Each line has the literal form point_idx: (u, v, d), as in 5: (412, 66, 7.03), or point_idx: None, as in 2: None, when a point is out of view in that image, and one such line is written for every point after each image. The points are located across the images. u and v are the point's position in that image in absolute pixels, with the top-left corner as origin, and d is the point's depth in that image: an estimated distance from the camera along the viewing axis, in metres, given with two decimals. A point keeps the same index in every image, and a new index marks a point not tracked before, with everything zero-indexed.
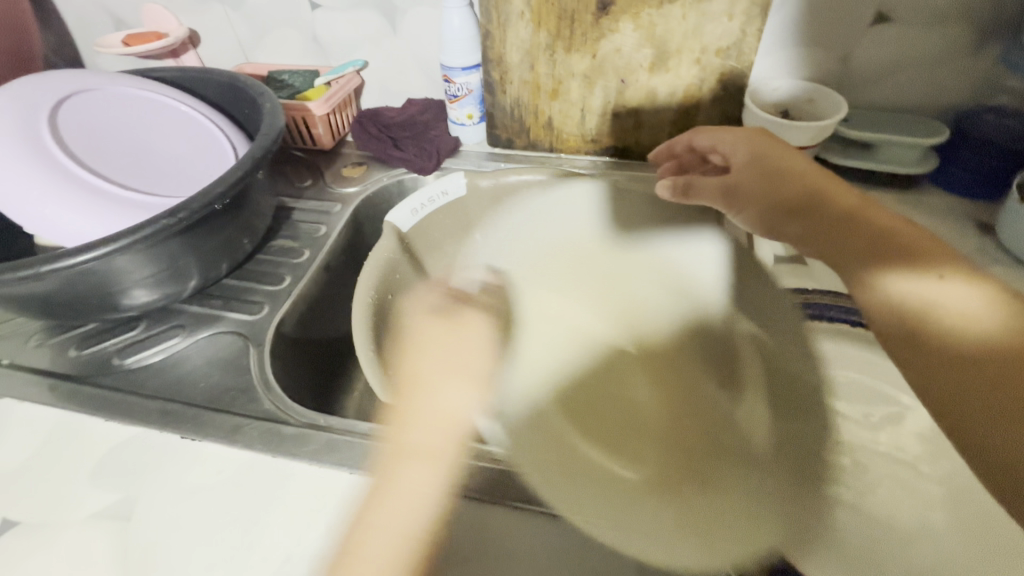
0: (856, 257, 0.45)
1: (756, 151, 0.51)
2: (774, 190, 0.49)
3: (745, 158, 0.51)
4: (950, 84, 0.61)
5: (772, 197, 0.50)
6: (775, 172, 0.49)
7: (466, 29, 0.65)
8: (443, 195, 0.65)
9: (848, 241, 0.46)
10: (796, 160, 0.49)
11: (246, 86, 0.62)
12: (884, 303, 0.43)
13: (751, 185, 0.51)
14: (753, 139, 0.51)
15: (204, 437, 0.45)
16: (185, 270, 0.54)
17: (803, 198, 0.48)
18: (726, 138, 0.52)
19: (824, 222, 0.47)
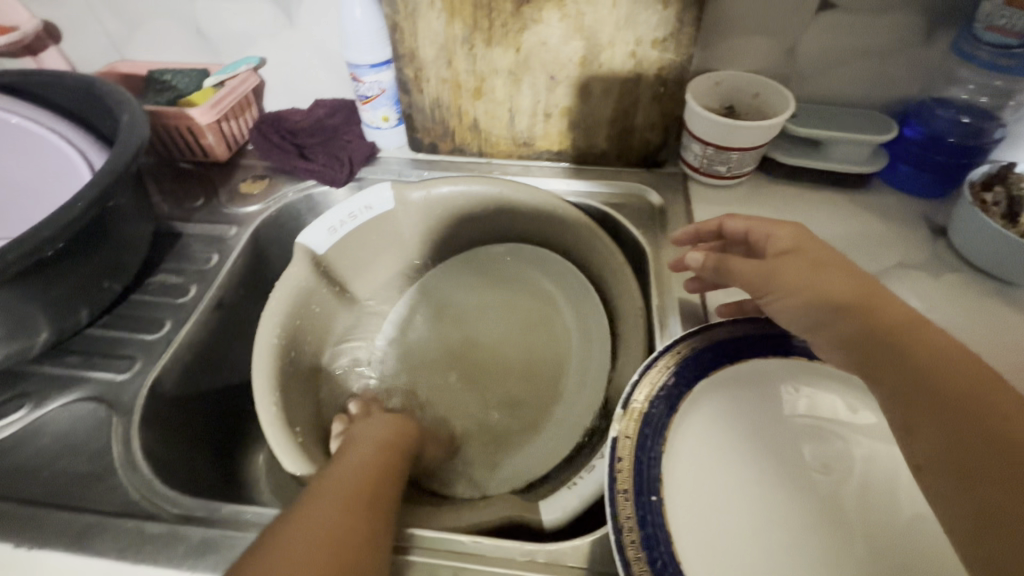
0: (890, 353, 0.32)
1: (797, 241, 0.39)
2: (818, 276, 0.36)
3: (788, 247, 0.38)
4: (899, 75, 0.57)
5: (818, 286, 0.35)
6: (809, 256, 0.37)
7: (370, 20, 0.56)
8: (366, 209, 0.56)
9: (879, 334, 0.32)
10: (830, 254, 0.37)
11: (104, 92, 0.52)
12: (919, 400, 0.30)
13: (797, 269, 0.37)
14: (796, 230, 0.39)
15: (43, 544, 0.36)
16: (22, 327, 0.44)
17: (850, 295, 0.34)
18: (762, 228, 0.41)
19: (868, 320, 0.33)
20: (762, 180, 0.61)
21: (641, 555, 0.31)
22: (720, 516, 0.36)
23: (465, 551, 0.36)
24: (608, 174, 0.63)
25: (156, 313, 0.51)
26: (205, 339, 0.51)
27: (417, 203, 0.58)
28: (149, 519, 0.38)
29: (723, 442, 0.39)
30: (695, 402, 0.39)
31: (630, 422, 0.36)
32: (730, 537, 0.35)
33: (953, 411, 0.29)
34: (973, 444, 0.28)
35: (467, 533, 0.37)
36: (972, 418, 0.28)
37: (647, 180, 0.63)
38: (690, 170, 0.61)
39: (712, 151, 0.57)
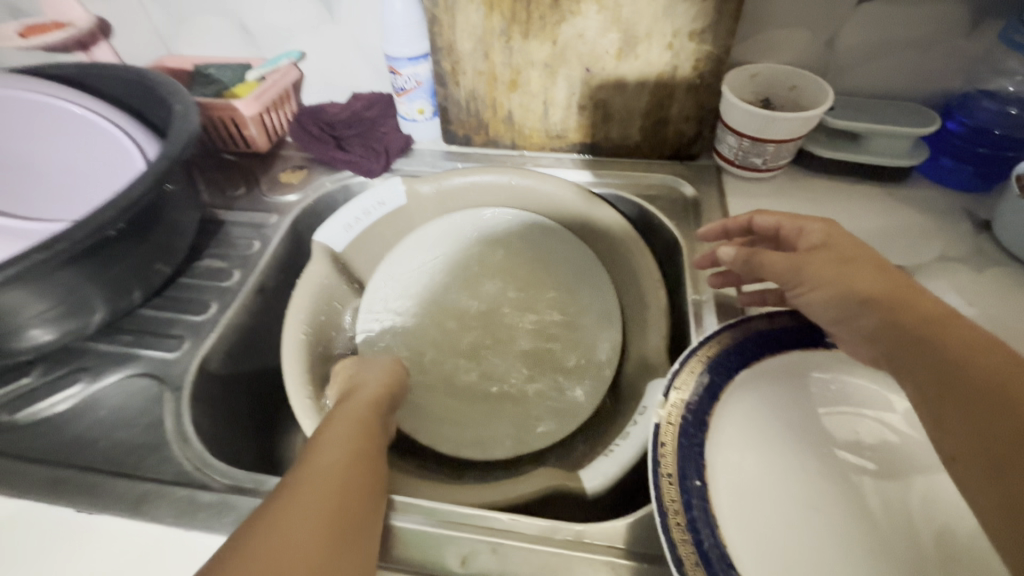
0: (916, 348, 0.32)
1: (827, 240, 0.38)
2: (846, 271, 0.36)
3: (818, 243, 0.38)
4: (942, 67, 0.56)
5: (845, 280, 0.35)
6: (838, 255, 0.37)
7: (410, 13, 0.57)
8: (379, 205, 0.57)
9: (905, 331, 0.33)
10: (865, 252, 0.37)
11: (155, 83, 0.54)
12: (942, 393, 0.30)
13: (824, 264, 0.37)
14: (826, 226, 0.39)
15: (102, 509, 0.38)
16: (82, 305, 0.46)
17: (876, 290, 0.34)
18: (788, 226, 0.40)
19: (901, 314, 0.33)
20: (798, 173, 0.61)
21: (688, 538, 0.31)
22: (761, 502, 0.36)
23: (504, 529, 0.36)
24: (640, 167, 0.64)
25: (202, 296, 0.53)
26: (249, 321, 0.53)
27: (431, 196, 0.59)
28: (200, 489, 0.39)
29: (766, 429, 0.39)
30: (737, 388, 0.39)
31: (671, 407, 0.37)
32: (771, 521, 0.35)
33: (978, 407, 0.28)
34: (998, 442, 0.27)
35: (506, 512, 0.37)
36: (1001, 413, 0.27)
37: (680, 173, 0.63)
38: (725, 162, 0.61)
39: (748, 143, 0.57)
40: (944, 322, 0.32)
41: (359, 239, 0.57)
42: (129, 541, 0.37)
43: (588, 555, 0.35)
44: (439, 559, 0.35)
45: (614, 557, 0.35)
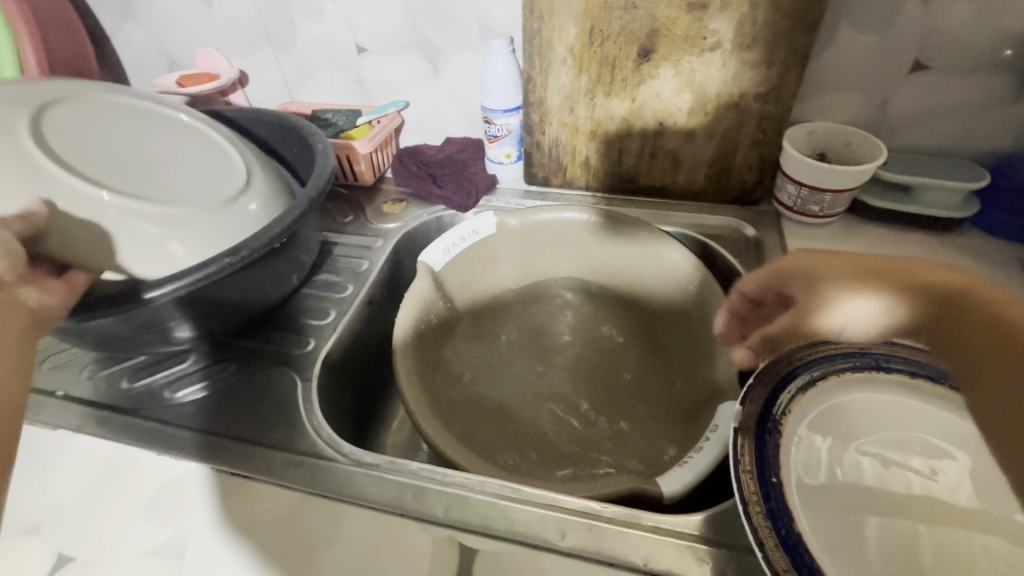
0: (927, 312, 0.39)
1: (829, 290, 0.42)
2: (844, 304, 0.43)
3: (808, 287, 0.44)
4: (988, 130, 0.61)
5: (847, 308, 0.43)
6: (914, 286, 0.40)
7: (508, 73, 0.67)
8: (474, 233, 0.67)
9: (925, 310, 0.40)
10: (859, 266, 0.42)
11: (298, 128, 0.65)
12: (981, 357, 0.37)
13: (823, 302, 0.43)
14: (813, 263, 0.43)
15: (255, 474, 0.46)
16: (237, 305, 0.55)
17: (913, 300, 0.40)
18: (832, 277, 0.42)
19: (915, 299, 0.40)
20: (853, 221, 0.66)
21: (768, 524, 0.36)
22: (831, 495, 0.41)
23: (599, 515, 0.41)
24: (704, 210, 0.70)
25: (321, 304, 0.62)
26: (358, 329, 0.61)
27: (518, 228, 0.68)
28: (330, 463, 0.46)
29: (837, 430, 0.45)
30: (807, 399, 0.45)
31: (748, 411, 0.42)
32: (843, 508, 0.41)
33: None
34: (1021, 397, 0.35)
35: (596, 501, 0.42)
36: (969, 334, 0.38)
37: (742, 216, 0.69)
38: (784, 208, 0.67)
39: (807, 191, 0.63)
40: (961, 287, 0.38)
41: (449, 265, 0.65)
42: (274, 500, 0.44)
43: (672, 541, 0.40)
44: (540, 535, 0.40)
45: (697, 544, 0.39)
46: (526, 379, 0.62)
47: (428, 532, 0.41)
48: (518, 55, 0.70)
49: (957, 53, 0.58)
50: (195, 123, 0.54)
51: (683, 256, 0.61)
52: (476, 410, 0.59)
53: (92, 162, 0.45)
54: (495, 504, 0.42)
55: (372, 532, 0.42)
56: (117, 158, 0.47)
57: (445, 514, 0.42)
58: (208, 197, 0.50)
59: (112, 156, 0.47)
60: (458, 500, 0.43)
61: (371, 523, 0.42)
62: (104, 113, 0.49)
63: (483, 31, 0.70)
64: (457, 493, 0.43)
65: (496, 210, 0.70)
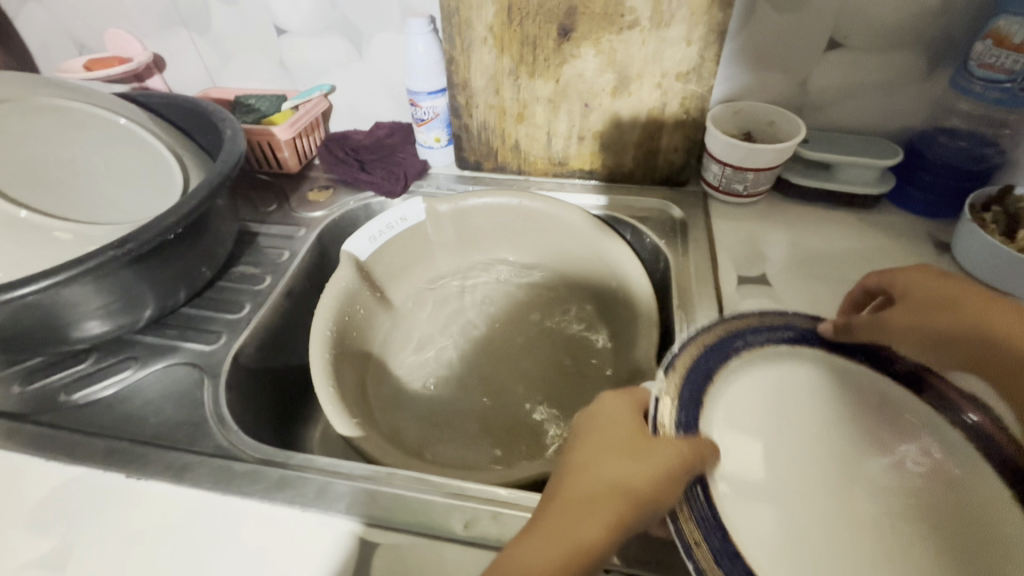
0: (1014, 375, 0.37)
1: (912, 313, 0.41)
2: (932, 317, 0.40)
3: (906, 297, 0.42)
4: (903, 107, 0.62)
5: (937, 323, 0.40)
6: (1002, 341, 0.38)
7: (430, 54, 0.65)
8: (401, 220, 0.65)
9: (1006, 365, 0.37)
10: (972, 299, 0.39)
11: (210, 113, 0.62)
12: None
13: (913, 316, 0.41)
14: (921, 273, 0.42)
15: (149, 476, 0.43)
16: (137, 300, 0.52)
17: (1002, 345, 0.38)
18: (924, 311, 0.40)
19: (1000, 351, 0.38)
20: (778, 200, 0.67)
21: None
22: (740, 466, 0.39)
23: (505, 501, 0.41)
24: (634, 192, 0.70)
25: (237, 297, 0.60)
26: (276, 322, 0.59)
27: (448, 214, 0.66)
28: (234, 461, 0.44)
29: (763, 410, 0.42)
30: (738, 367, 0.42)
31: (672, 384, 0.39)
32: (776, 485, 0.38)
33: None
34: None
35: (504, 488, 0.42)
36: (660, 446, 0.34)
37: (671, 197, 0.68)
38: (711, 188, 0.67)
39: (730, 171, 0.63)
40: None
41: (374, 253, 0.63)
42: (172, 502, 0.42)
43: None
44: (445, 525, 0.40)
45: None
46: (455, 368, 0.61)
47: (329, 527, 0.40)
48: (441, 35, 0.68)
49: (869, 31, 0.58)
50: (134, 127, 0.57)
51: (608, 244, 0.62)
52: (401, 401, 0.58)
53: (12, 179, 0.48)
54: (402, 496, 0.41)
55: (272, 530, 0.40)
56: (42, 173, 0.50)
57: (348, 509, 0.41)
58: (133, 216, 0.53)
59: (34, 172, 0.49)
60: (363, 493, 0.41)
61: (268, 523, 0.40)
62: (37, 123, 0.52)
63: (404, 10, 0.67)
64: (363, 486, 0.42)
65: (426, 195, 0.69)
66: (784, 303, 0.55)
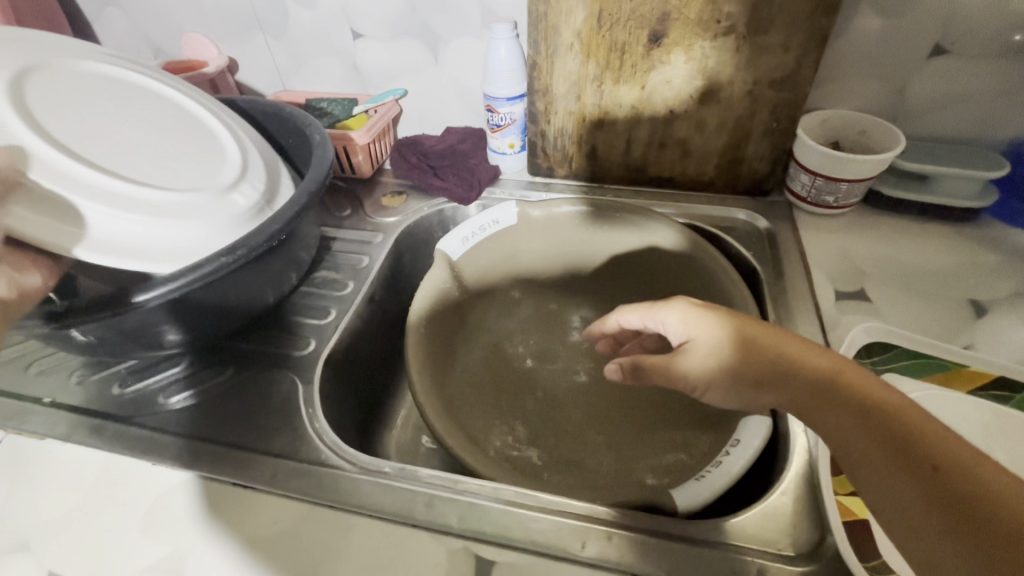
0: (823, 412, 0.37)
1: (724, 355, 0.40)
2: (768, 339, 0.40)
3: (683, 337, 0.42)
4: (1008, 117, 0.60)
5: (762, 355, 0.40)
6: (744, 342, 0.40)
7: (511, 60, 0.64)
8: (494, 223, 0.65)
9: (802, 395, 0.38)
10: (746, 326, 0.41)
11: (294, 117, 0.63)
12: (864, 427, 0.35)
13: (712, 363, 0.40)
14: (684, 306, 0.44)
15: (256, 484, 0.44)
16: (234, 304, 0.52)
17: (768, 368, 0.39)
18: (731, 364, 0.40)
19: (801, 388, 0.38)
20: (867, 212, 0.64)
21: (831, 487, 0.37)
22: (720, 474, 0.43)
23: (618, 522, 0.40)
24: (715, 200, 0.68)
25: (321, 302, 0.60)
26: (358, 329, 0.59)
27: (541, 220, 0.66)
28: (336, 472, 0.44)
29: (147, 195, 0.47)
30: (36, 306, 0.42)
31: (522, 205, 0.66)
32: None
33: (950, 513, 0.31)
34: (950, 521, 0.31)
35: (615, 507, 0.41)
36: (911, 450, 0.33)
37: (753, 207, 0.67)
38: (796, 199, 0.65)
39: (821, 181, 0.61)
40: (837, 380, 0.37)
41: (466, 254, 0.64)
42: (281, 511, 0.42)
43: (697, 550, 0.38)
44: (561, 546, 0.39)
45: (729, 554, 0.38)
46: (531, 375, 0.61)
47: (439, 543, 0.40)
48: (521, 41, 0.67)
49: (978, 37, 0.56)
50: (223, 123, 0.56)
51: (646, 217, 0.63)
52: (484, 411, 0.57)
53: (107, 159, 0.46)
54: (511, 513, 0.41)
55: (380, 545, 0.40)
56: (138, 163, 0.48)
57: (457, 524, 0.40)
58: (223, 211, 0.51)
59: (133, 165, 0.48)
60: (474, 509, 0.41)
61: (379, 535, 0.40)
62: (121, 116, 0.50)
63: (485, 14, 0.66)
64: (471, 502, 0.41)
65: (514, 200, 0.69)
66: (885, 321, 0.54)
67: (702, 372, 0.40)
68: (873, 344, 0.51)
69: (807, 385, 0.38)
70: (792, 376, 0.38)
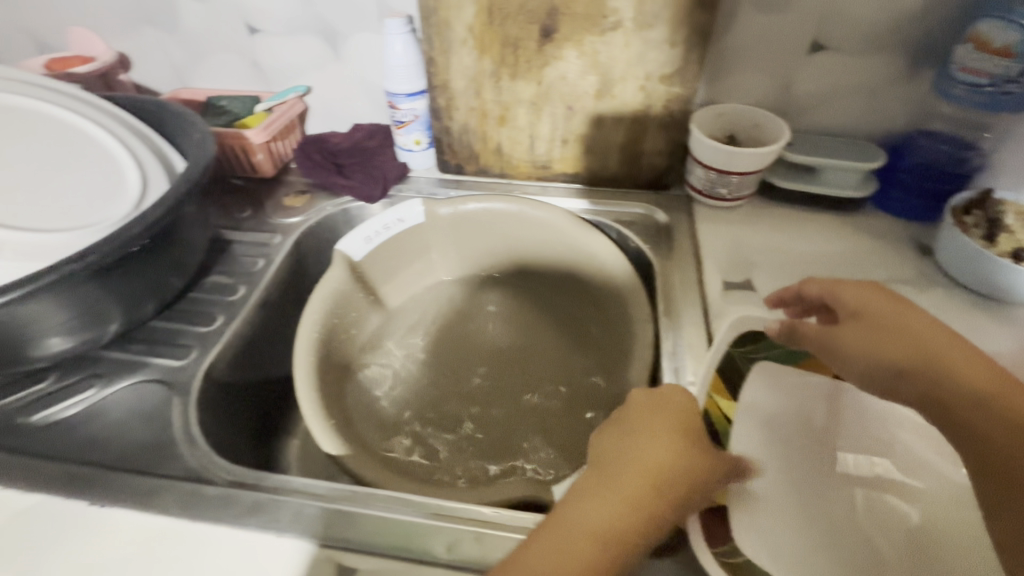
0: (976, 424, 0.34)
1: (861, 336, 0.39)
2: (875, 342, 0.38)
3: (852, 311, 0.40)
4: (887, 111, 0.62)
5: (874, 352, 0.38)
6: (898, 332, 0.38)
7: (407, 55, 0.63)
8: (398, 222, 0.64)
9: (950, 400, 0.35)
10: (886, 307, 0.39)
11: (177, 114, 0.60)
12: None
13: (858, 338, 0.39)
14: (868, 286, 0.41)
15: (114, 502, 0.41)
16: (103, 313, 0.49)
17: (906, 365, 0.37)
18: (866, 346, 0.39)
19: (955, 394, 0.35)
20: (762, 204, 0.66)
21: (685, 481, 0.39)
22: None
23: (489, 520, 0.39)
24: (620, 195, 0.69)
25: (210, 308, 0.57)
26: (249, 334, 0.57)
27: (448, 218, 0.65)
28: (204, 485, 0.42)
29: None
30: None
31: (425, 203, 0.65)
32: None
33: None
34: None
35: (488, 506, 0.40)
36: None
37: (655, 201, 0.68)
38: (695, 192, 0.66)
39: (715, 175, 0.63)
40: (995, 398, 0.34)
41: (370, 254, 0.62)
42: (141, 529, 0.40)
43: None
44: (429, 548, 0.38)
45: None
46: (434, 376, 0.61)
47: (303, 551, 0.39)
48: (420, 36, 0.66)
49: (852, 33, 0.58)
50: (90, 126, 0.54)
51: (545, 210, 0.63)
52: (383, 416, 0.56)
53: None
54: (382, 517, 0.40)
55: (242, 559, 0.38)
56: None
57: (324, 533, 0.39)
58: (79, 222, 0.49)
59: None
60: (343, 516, 0.40)
61: (242, 547, 0.39)
62: None
63: (381, 9, 0.65)
64: (340, 510, 0.40)
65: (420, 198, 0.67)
66: None
67: (848, 350, 0.40)
68: (750, 336, 0.51)
69: (986, 394, 0.34)
70: (941, 384, 0.36)
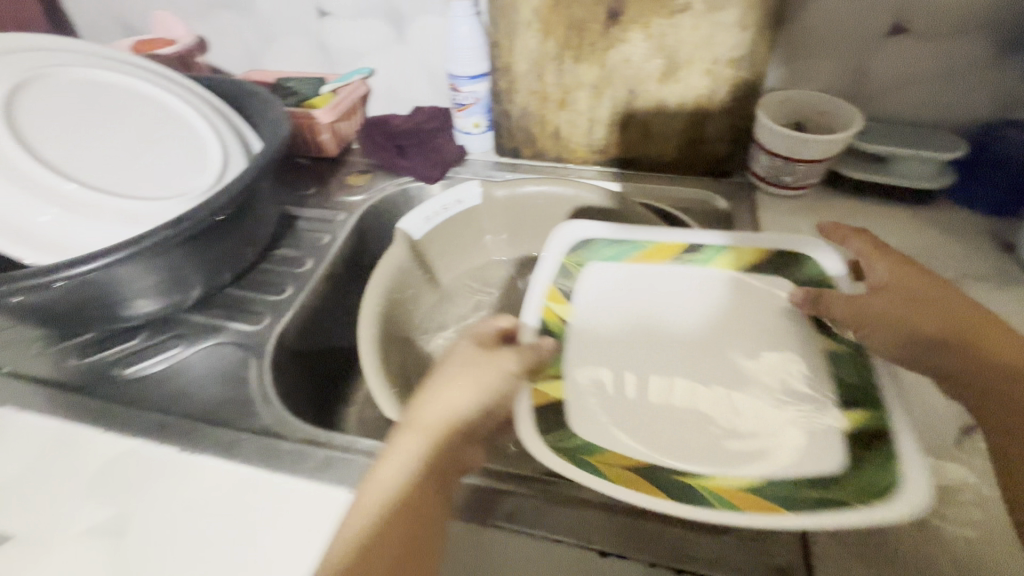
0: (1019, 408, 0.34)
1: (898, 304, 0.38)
2: (920, 308, 0.37)
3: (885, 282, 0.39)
4: (969, 99, 0.59)
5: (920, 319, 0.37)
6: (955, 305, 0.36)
7: (472, 38, 0.64)
8: (457, 203, 0.66)
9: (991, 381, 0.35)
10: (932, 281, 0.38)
11: (256, 95, 0.63)
12: None
13: (893, 304, 0.38)
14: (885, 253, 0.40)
15: (198, 450, 0.45)
16: (188, 278, 0.53)
17: (960, 338, 0.36)
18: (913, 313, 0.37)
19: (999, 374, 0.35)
20: (828, 194, 0.64)
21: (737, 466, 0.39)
22: None
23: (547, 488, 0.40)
24: (678, 181, 0.68)
25: (280, 279, 0.61)
26: (316, 304, 0.59)
27: (505, 199, 0.67)
28: (279, 440, 0.45)
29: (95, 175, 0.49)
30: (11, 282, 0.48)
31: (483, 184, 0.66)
32: None
33: None
34: None
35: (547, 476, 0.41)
36: None
37: (714, 189, 0.67)
38: (756, 179, 0.65)
39: (780, 162, 0.61)
40: None
41: (428, 233, 0.64)
42: (222, 477, 0.43)
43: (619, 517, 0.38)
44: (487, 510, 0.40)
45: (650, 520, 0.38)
46: None
47: None
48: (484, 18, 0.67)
49: (936, 15, 0.55)
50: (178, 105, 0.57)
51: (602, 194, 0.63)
52: None
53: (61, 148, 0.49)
54: None
55: (315, 509, 0.41)
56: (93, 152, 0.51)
57: None
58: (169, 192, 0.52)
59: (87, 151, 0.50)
60: None
61: (314, 498, 0.41)
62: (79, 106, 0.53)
63: None
64: None
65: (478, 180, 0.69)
66: None
67: (875, 319, 0.38)
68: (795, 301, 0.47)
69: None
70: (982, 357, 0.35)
